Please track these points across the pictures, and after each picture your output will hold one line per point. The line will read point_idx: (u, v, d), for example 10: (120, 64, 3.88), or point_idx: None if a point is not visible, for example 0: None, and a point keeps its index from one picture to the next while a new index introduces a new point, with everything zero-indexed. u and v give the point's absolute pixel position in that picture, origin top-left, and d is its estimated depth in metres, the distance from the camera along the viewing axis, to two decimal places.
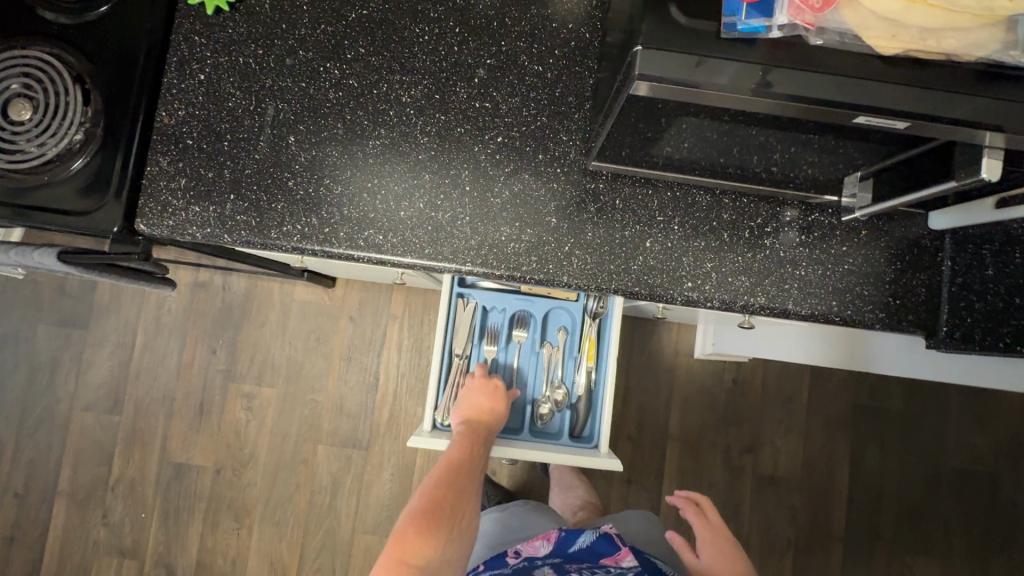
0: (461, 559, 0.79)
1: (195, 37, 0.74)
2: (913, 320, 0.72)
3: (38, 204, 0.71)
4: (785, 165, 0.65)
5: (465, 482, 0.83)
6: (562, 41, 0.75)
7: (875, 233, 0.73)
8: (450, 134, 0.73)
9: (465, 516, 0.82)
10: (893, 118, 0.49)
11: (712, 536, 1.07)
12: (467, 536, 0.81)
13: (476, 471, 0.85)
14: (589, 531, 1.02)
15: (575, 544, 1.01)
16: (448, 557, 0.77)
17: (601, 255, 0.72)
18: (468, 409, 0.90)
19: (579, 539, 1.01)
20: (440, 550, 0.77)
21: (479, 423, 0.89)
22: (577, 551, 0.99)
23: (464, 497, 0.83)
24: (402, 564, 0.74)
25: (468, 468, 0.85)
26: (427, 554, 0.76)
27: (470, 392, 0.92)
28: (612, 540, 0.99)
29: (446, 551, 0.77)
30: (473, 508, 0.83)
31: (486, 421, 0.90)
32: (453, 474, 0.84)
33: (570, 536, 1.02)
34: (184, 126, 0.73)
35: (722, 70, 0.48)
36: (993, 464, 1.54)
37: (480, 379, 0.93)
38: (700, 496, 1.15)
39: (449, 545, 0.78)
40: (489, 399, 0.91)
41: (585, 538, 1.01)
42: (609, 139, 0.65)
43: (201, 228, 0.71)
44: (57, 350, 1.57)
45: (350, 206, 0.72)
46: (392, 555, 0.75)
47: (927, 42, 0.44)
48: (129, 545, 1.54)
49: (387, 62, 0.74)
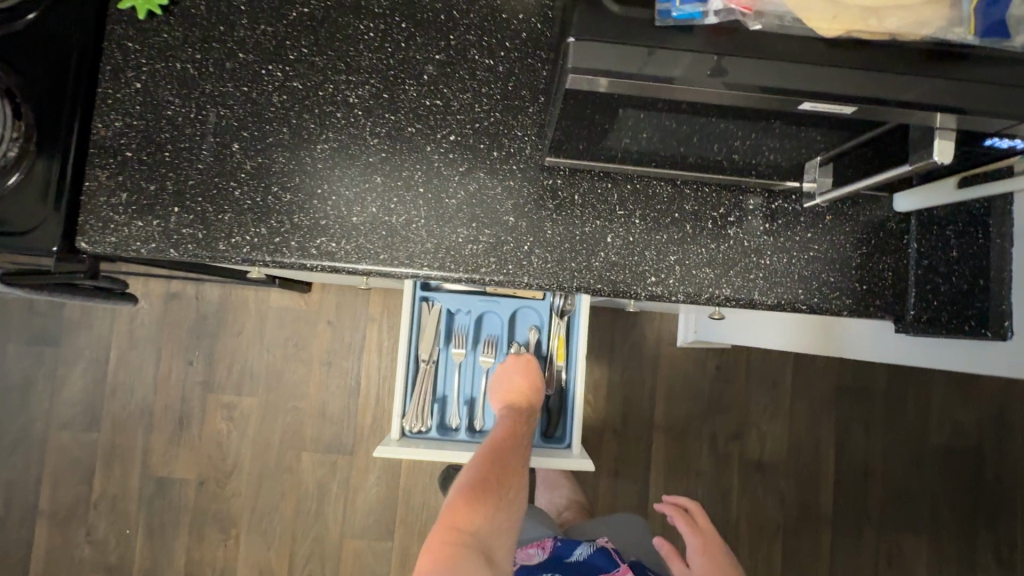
0: (509, 528, 0.83)
1: (128, 44, 0.71)
2: (880, 305, 0.71)
3: None
4: (746, 152, 0.62)
5: (511, 459, 0.85)
6: (513, 32, 0.72)
7: (840, 217, 0.71)
8: (401, 134, 0.71)
9: (512, 490, 0.84)
10: (840, 103, 0.46)
11: (702, 544, 1.09)
12: (516, 505, 0.85)
13: (521, 449, 0.87)
14: (586, 544, 1.06)
15: (572, 555, 1.05)
16: (497, 526, 0.82)
17: (561, 253, 0.71)
18: (508, 387, 0.92)
19: (576, 551, 1.06)
20: (487, 519, 0.81)
21: (519, 404, 0.91)
22: (574, 562, 1.03)
23: (511, 473, 0.84)
24: (452, 529, 0.79)
25: (513, 446, 0.86)
26: (475, 521, 0.81)
27: (508, 373, 0.93)
28: (610, 556, 1.03)
29: (494, 520, 0.82)
30: (521, 483, 0.85)
31: (525, 402, 0.91)
32: (498, 450, 0.85)
33: (565, 547, 1.07)
34: (123, 138, 0.70)
35: (662, 60, 0.46)
36: (977, 437, 1.55)
37: (518, 357, 0.94)
38: (688, 503, 1.17)
39: (498, 513, 0.83)
40: (524, 377, 0.92)
41: (582, 550, 1.05)
42: (562, 134, 0.62)
43: (145, 243, 0.68)
44: (30, 369, 1.54)
45: (301, 214, 0.70)
46: (444, 520, 0.81)
47: (869, 21, 0.43)
48: (115, 561, 1.53)
49: (332, 62, 0.71)
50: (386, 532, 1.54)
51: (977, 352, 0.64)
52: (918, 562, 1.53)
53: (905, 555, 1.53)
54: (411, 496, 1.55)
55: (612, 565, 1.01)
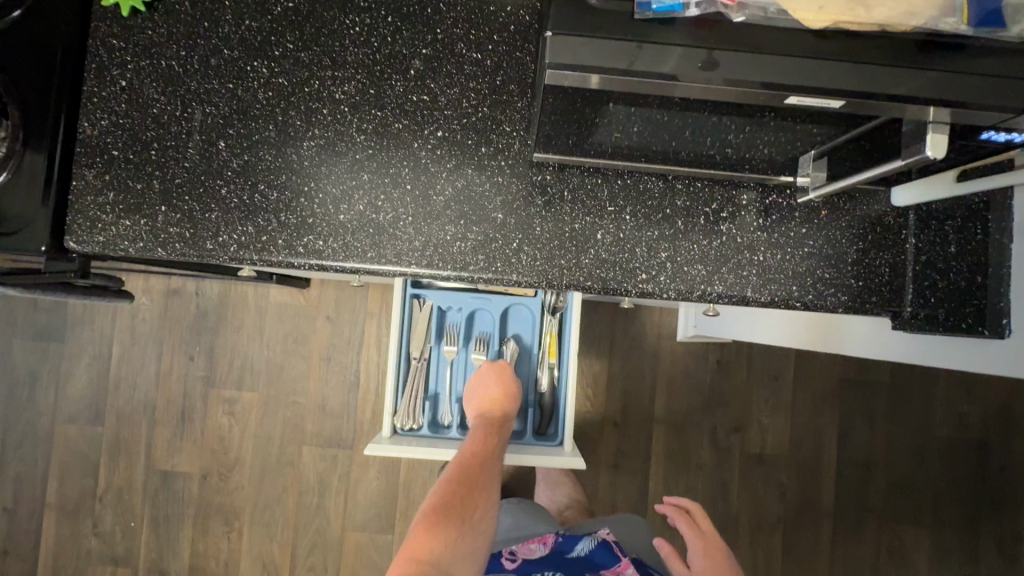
0: (476, 551, 0.81)
1: (113, 42, 0.70)
2: (877, 302, 0.69)
3: None
4: (739, 145, 0.61)
5: (478, 473, 0.87)
6: (501, 25, 0.71)
7: (836, 212, 0.70)
8: (388, 130, 0.70)
9: (478, 509, 0.84)
10: (827, 97, 0.45)
11: (703, 544, 1.11)
12: (483, 525, 0.84)
13: (490, 463, 0.90)
14: (588, 540, 1.07)
15: (574, 550, 1.06)
16: (464, 549, 0.80)
17: (550, 250, 0.70)
18: (481, 402, 0.97)
19: (577, 546, 1.06)
20: (453, 542, 0.79)
21: (493, 413, 0.95)
22: (575, 557, 1.04)
23: (478, 490, 0.86)
24: (414, 557, 0.77)
25: (481, 460, 0.89)
26: (439, 544, 0.79)
27: (483, 383, 0.98)
28: (612, 552, 1.04)
29: (460, 542, 0.80)
30: (489, 500, 0.86)
31: (498, 410, 0.95)
32: (466, 466, 0.88)
33: (567, 542, 1.08)
34: (109, 137, 0.69)
35: (644, 55, 0.45)
36: (982, 430, 1.53)
37: (492, 368, 1.00)
38: (690, 505, 1.20)
39: (464, 534, 0.81)
40: (497, 388, 0.97)
41: (584, 546, 1.06)
42: (549, 129, 0.61)
43: (133, 243, 0.68)
44: (35, 365, 1.56)
45: (288, 212, 0.69)
46: (407, 549, 0.79)
47: (857, 11, 0.41)
48: (121, 553, 1.55)
49: (317, 58, 0.70)
50: (387, 524, 1.55)
51: (974, 350, 0.62)
52: (921, 556, 1.52)
53: (907, 549, 1.52)
54: (411, 489, 1.55)
55: (615, 560, 1.02)
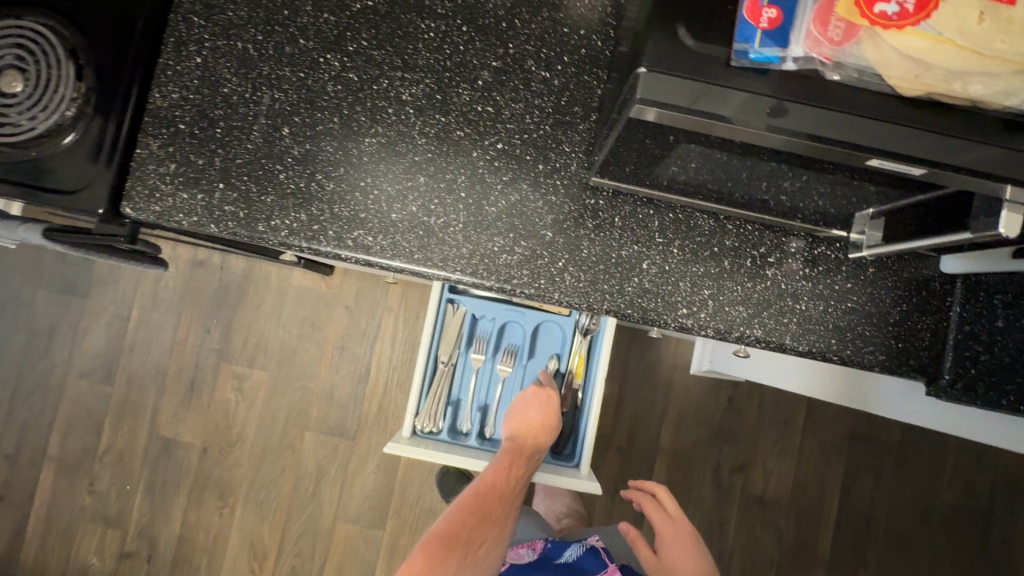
0: None
1: (193, 18, 0.71)
2: (914, 365, 0.69)
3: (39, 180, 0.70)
4: (795, 194, 0.61)
5: (491, 508, 0.94)
6: (572, 47, 0.72)
7: (883, 271, 0.70)
8: (449, 137, 0.71)
9: (482, 546, 0.92)
10: (910, 164, 0.45)
11: (674, 532, 1.12)
12: (483, 561, 0.92)
13: (507, 498, 0.95)
14: (577, 545, 1.07)
15: (562, 557, 1.05)
16: None
17: (595, 274, 0.70)
18: (517, 428, 0.98)
19: (565, 553, 1.06)
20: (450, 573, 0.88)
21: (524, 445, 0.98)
22: (562, 563, 1.04)
23: (487, 525, 0.94)
24: None
25: (498, 496, 0.94)
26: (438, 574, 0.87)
27: (525, 406, 0.99)
28: (599, 556, 1.04)
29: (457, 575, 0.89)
30: (494, 537, 0.94)
31: (529, 444, 0.98)
32: (483, 498, 0.94)
33: (556, 548, 1.07)
34: (178, 110, 0.71)
35: (723, 98, 0.45)
36: (989, 502, 1.50)
37: (535, 392, 1.00)
38: (655, 486, 1.18)
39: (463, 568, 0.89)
40: (540, 416, 0.98)
41: (572, 552, 1.06)
42: (612, 156, 0.62)
43: (187, 216, 0.69)
44: (56, 317, 1.58)
45: (342, 205, 0.70)
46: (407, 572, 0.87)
47: (952, 85, 0.41)
48: (113, 514, 1.56)
49: (390, 58, 0.71)
50: (379, 520, 1.55)
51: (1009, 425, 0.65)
52: None
53: None
54: (407, 489, 1.55)
55: (602, 566, 1.03)
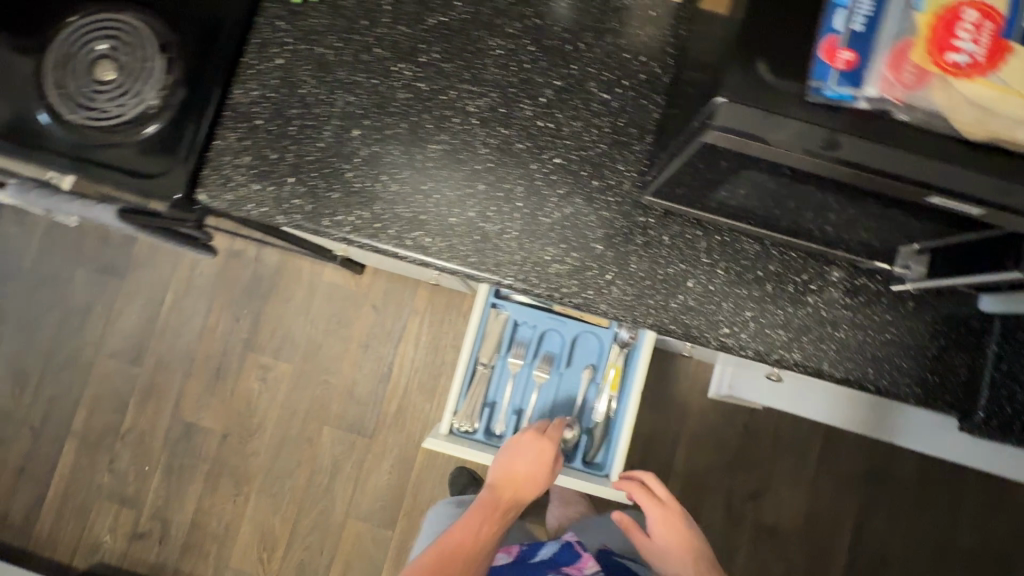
0: None
1: (278, 23, 0.76)
2: (949, 400, 0.71)
3: (121, 163, 0.75)
4: (842, 226, 0.63)
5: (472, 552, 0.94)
6: (632, 72, 0.76)
7: (922, 305, 0.72)
8: (510, 149, 0.74)
9: None
10: (966, 204, 0.48)
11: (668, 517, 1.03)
12: None
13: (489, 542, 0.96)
14: (551, 542, 1.08)
15: (538, 556, 1.07)
16: None
17: (641, 288, 0.72)
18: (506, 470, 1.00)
19: (541, 551, 1.08)
20: None
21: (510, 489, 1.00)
22: (539, 562, 1.06)
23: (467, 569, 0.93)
24: None
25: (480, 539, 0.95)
26: None
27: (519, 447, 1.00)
28: (573, 548, 1.06)
29: None
30: None
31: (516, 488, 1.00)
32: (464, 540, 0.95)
33: (530, 549, 1.09)
34: (256, 107, 0.75)
35: (790, 129, 0.47)
36: (1004, 548, 1.49)
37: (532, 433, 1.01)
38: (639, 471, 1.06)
39: None
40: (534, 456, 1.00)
41: (547, 549, 1.08)
42: (669, 177, 0.65)
43: (257, 206, 0.73)
44: (92, 296, 1.62)
45: (403, 206, 0.73)
46: None
47: (1015, 134, 0.45)
48: (130, 494, 1.58)
49: (459, 72, 0.75)
50: (389, 520, 1.56)
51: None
52: None
53: None
54: (420, 491, 1.57)
55: (577, 556, 1.05)
